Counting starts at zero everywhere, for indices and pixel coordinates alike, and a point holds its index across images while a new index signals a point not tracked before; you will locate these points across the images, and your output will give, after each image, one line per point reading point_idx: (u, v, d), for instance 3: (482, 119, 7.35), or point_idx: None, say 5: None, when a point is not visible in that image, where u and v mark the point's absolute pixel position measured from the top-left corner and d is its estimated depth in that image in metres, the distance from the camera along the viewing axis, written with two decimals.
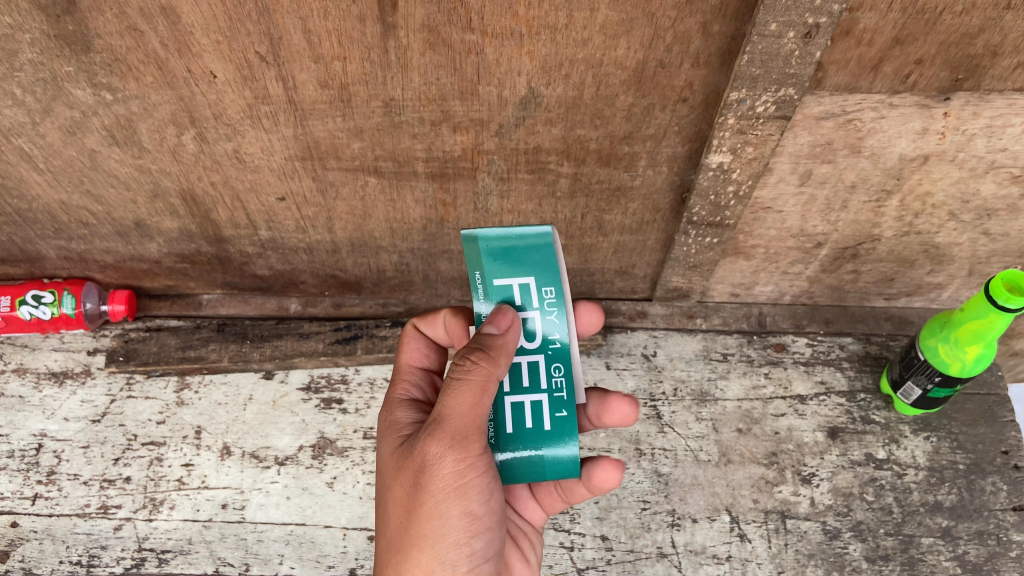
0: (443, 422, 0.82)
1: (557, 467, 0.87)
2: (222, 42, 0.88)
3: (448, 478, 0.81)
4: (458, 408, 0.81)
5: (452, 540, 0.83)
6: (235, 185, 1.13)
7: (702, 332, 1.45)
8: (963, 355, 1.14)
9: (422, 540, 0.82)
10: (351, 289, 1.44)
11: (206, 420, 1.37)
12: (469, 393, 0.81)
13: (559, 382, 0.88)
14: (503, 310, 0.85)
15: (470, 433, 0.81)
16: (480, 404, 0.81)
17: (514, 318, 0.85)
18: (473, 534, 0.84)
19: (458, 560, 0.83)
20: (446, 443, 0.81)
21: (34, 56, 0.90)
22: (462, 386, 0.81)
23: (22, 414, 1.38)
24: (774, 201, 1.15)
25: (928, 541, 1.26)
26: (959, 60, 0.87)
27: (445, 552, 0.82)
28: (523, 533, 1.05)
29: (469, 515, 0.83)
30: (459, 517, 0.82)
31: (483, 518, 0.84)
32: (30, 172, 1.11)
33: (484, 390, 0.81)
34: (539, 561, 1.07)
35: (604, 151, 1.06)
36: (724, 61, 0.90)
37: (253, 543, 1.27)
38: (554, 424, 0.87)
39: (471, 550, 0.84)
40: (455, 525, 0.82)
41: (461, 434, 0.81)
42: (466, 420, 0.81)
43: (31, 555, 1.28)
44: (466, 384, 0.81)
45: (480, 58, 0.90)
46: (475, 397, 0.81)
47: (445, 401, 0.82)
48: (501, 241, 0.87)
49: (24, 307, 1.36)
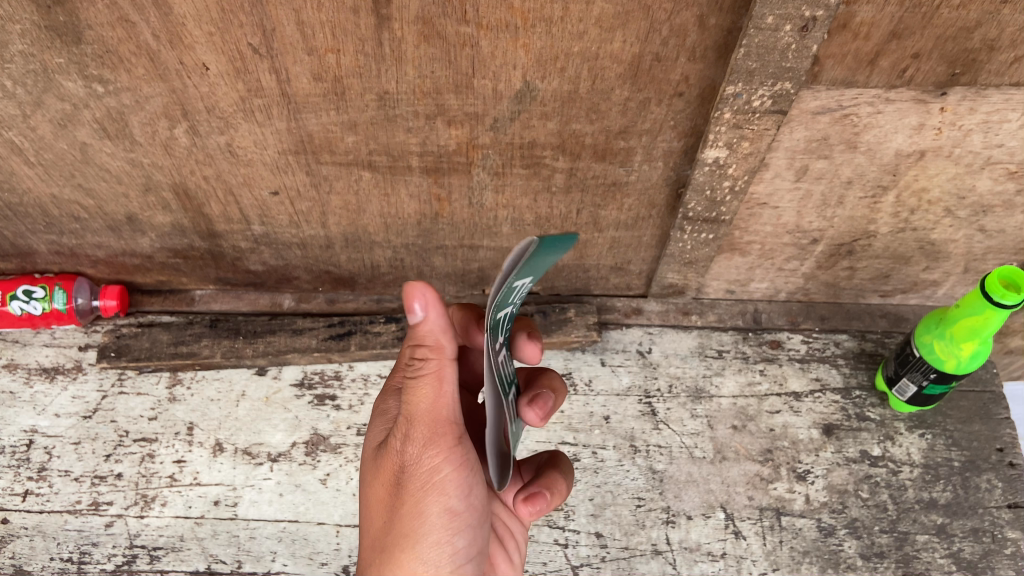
0: (411, 421, 0.80)
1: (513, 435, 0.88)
2: (215, 34, 0.87)
3: (423, 476, 0.80)
4: (422, 404, 0.79)
5: (432, 538, 0.82)
6: (228, 179, 1.12)
7: (697, 329, 1.44)
8: (959, 352, 1.14)
9: (402, 539, 0.82)
10: (345, 285, 1.43)
11: (199, 416, 1.36)
12: (427, 388, 0.78)
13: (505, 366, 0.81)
14: (413, 293, 0.73)
15: (440, 428, 0.80)
16: (441, 397, 0.79)
17: (427, 300, 0.73)
18: (453, 531, 0.83)
19: (441, 558, 0.83)
20: (418, 441, 0.80)
21: (25, 47, 0.89)
22: (421, 381, 0.78)
23: (12, 410, 1.37)
24: (769, 197, 1.15)
25: (923, 538, 1.26)
26: (956, 55, 0.87)
27: (428, 551, 0.82)
28: (510, 534, 1.06)
29: (448, 511, 0.83)
30: (438, 514, 0.82)
31: (462, 514, 0.84)
32: (20, 165, 1.10)
33: (442, 381, 0.78)
34: (523, 561, 1.08)
35: (600, 145, 1.06)
36: (720, 54, 0.90)
37: (245, 539, 1.26)
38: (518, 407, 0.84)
39: (453, 547, 0.84)
40: (434, 523, 0.82)
41: (431, 430, 0.80)
42: (433, 415, 0.79)
43: (21, 551, 1.27)
44: (422, 380, 0.78)
45: (475, 50, 0.89)
46: (436, 390, 0.78)
47: (409, 397, 0.80)
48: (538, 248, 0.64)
49: (15, 302, 1.35)
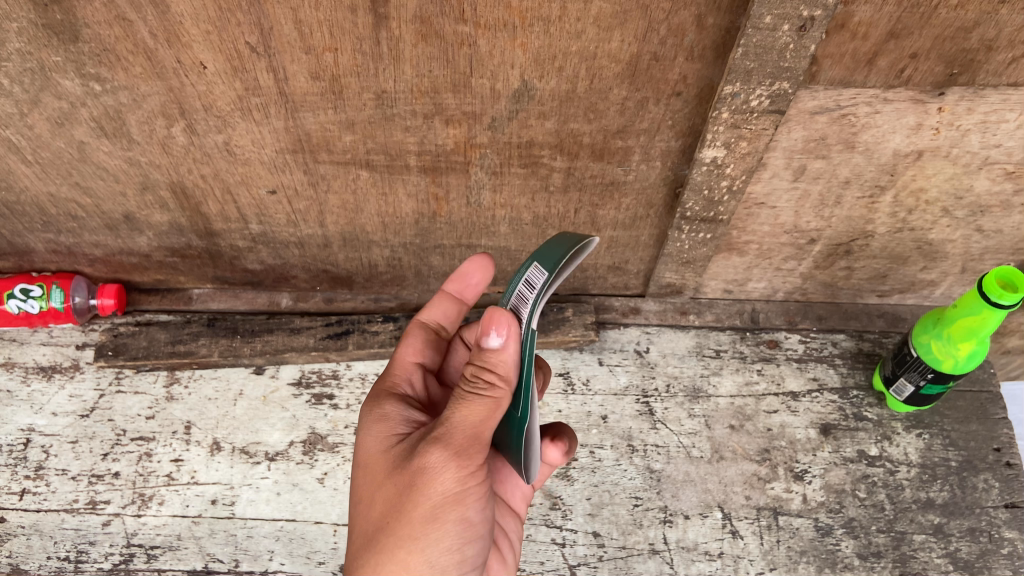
0: (452, 430, 0.81)
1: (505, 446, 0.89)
2: (212, 33, 0.87)
3: (449, 485, 0.80)
4: (469, 419, 0.81)
5: (444, 546, 0.82)
6: (225, 178, 1.12)
7: (695, 328, 1.44)
8: (956, 352, 1.14)
9: (411, 542, 0.81)
10: (343, 284, 1.43)
11: (196, 415, 1.36)
12: (484, 406, 0.80)
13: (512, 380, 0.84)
14: (496, 315, 0.80)
15: (477, 444, 0.81)
16: (491, 417, 0.81)
17: (510, 326, 0.80)
18: (465, 541, 0.83)
19: (446, 564, 0.82)
20: (452, 452, 0.80)
21: (22, 46, 0.89)
22: (478, 399, 0.80)
23: (9, 408, 1.37)
24: (767, 197, 1.15)
25: (920, 538, 1.26)
26: (954, 55, 0.87)
27: (435, 556, 0.82)
28: (503, 534, 1.06)
29: (465, 521, 0.83)
30: (455, 523, 0.82)
31: (477, 526, 0.85)
32: (18, 164, 1.10)
33: (498, 407, 0.80)
34: (516, 565, 1.08)
35: (598, 145, 1.06)
36: (718, 54, 0.90)
37: (242, 539, 1.26)
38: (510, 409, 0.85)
39: (461, 556, 0.84)
40: (448, 531, 0.82)
41: (468, 446, 0.81)
42: (476, 431, 0.81)
43: (18, 550, 1.27)
44: (481, 394, 0.80)
45: (473, 50, 0.89)
46: (488, 412, 0.80)
47: (458, 410, 0.81)
48: (550, 242, 0.83)
49: (12, 300, 1.34)
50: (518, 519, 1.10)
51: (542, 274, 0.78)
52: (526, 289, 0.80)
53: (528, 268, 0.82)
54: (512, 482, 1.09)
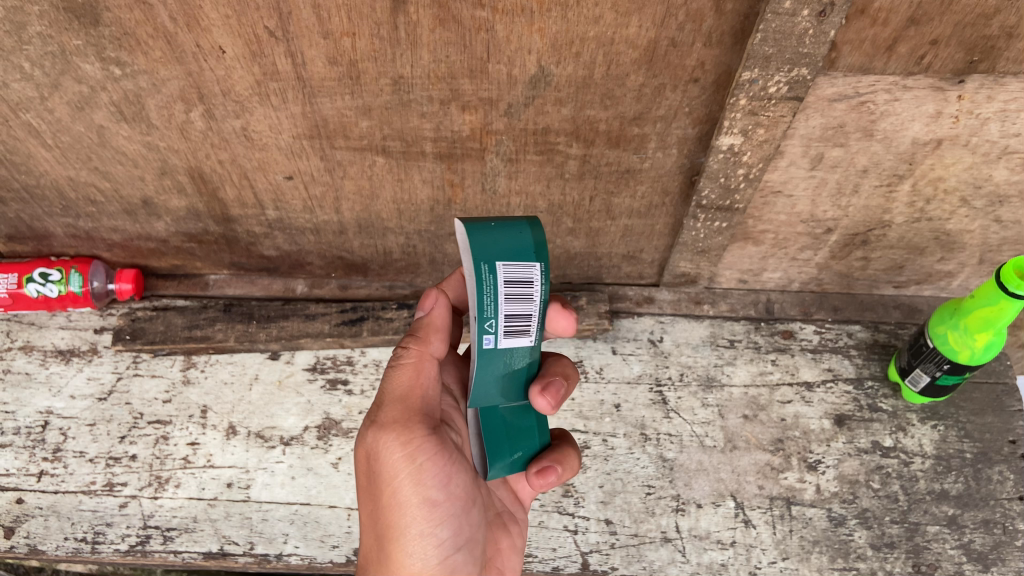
0: (385, 406, 0.86)
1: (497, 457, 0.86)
2: (232, 17, 0.87)
3: (396, 466, 0.85)
4: (398, 389, 0.87)
5: (415, 531, 0.87)
6: (242, 163, 1.13)
7: (709, 318, 1.44)
8: (973, 343, 1.13)
9: (386, 530, 0.87)
10: (357, 271, 1.44)
11: (213, 399, 1.37)
12: (407, 372, 0.87)
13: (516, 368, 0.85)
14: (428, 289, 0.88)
15: (411, 414, 0.85)
16: (417, 379, 0.87)
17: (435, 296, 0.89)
18: (435, 521, 0.87)
19: (426, 549, 0.86)
20: (390, 428, 0.84)
21: (43, 29, 0.90)
22: (401, 367, 0.87)
23: (28, 391, 1.39)
24: (784, 184, 1.14)
25: (934, 529, 1.26)
26: (974, 42, 0.86)
27: (411, 542, 0.86)
28: (512, 519, 1.04)
29: (427, 501, 0.86)
30: (418, 506, 0.86)
31: (442, 504, 0.87)
32: (38, 148, 1.11)
33: (421, 368, 0.87)
34: (523, 548, 1.05)
35: (614, 132, 1.05)
36: (737, 40, 0.89)
37: (258, 521, 1.28)
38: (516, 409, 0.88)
39: (437, 538, 0.87)
40: (415, 515, 0.86)
41: (402, 419, 0.85)
42: (406, 401, 0.86)
43: (36, 531, 1.29)
44: (403, 364, 0.87)
45: (490, 34, 0.89)
46: (412, 376, 0.87)
47: (389, 380, 0.88)
48: (492, 238, 0.79)
49: (31, 284, 1.36)
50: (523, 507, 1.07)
51: (538, 265, 0.80)
52: (529, 286, 0.79)
53: (508, 270, 0.78)
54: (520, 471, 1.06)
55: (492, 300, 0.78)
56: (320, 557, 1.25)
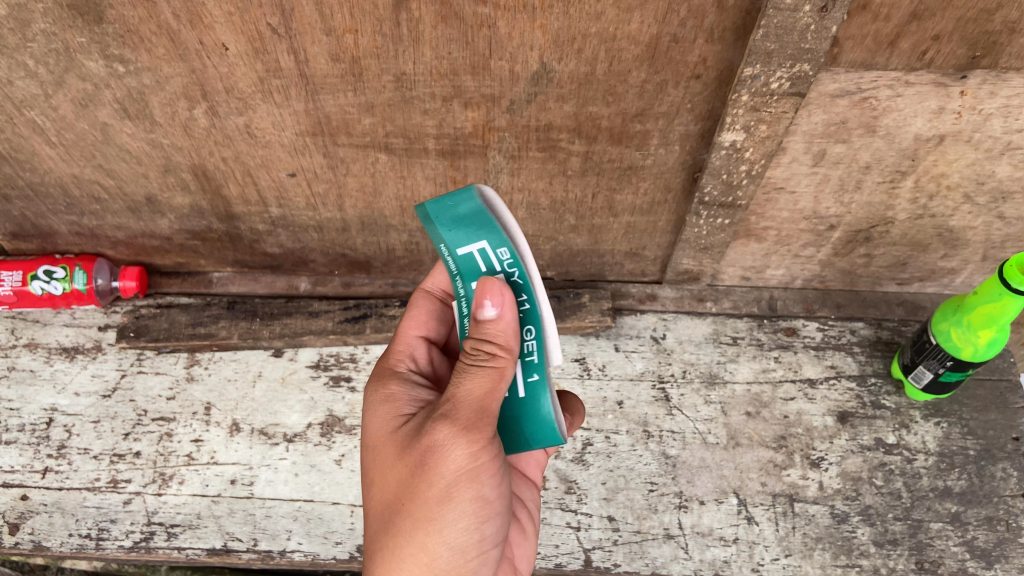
0: (457, 405, 0.79)
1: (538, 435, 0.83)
2: (234, 14, 0.88)
3: (461, 465, 0.80)
4: (476, 392, 0.78)
5: (460, 526, 0.83)
6: (246, 160, 1.13)
7: (712, 316, 1.44)
8: (976, 340, 1.13)
9: (428, 524, 0.81)
10: (361, 269, 1.45)
11: (216, 396, 1.38)
12: (487, 378, 0.77)
13: (530, 345, 0.81)
14: (489, 285, 0.75)
15: (484, 418, 0.79)
16: (496, 389, 0.78)
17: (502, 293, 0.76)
18: (482, 518, 0.84)
19: (467, 543, 0.84)
20: (460, 428, 0.79)
21: (47, 27, 0.90)
22: (484, 371, 0.77)
23: (32, 388, 1.40)
24: (786, 181, 1.14)
25: (937, 526, 1.26)
26: (976, 37, 0.86)
27: (453, 538, 0.82)
28: (521, 504, 1.06)
29: (480, 500, 0.83)
30: (471, 503, 0.82)
31: (492, 503, 0.85)
32: (43, 145, 1.11)
33: (504, 376, 0.78)
34: (535, 530, 1.08)
35: (616, 129, 1.05)
36: (739, 36, 0.89)
37: (261, 518, 1.28)
38: (527, 389, 0.81)
39: (479, 533, 0.85)
40: (465, 512, 0.82)
41: (474, 421, 0.79)
42: (484, 406, 0.79)
43: (40, 527, 1.30)
44: (485, 369, 0.78)
45: (493, 31, 0.89)
46: (493, 384, 0.78)
47: (465, 381, 0.79)
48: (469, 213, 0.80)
49: (36, 282, 1.36)
50: (534, 487, 1.10)
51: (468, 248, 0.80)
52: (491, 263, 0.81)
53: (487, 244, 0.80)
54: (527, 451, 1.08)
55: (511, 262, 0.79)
56: (323, 553, 1.26)
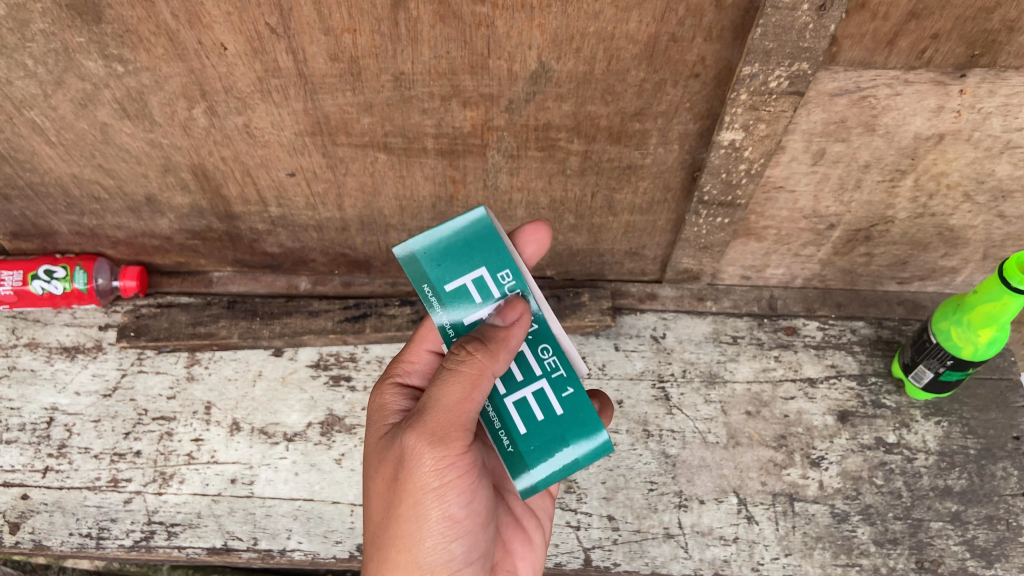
0: (428, 417, 0.80)
1: (584, 449, 0.84)
2: (233, 14, 0.88)
3: (428, 480, 0.81)
4: (446, 402, 0.80)
5: (430, 543, 0.83)
6: (245, 160, 1.13)
7: (712, 315, 1.44)
8: (976, 338, 1.12)
9: (398, 540, 0.82)
10: (361, 269, 1.45)
11: (216, 396, 1.38)
12: (459, 386, 0.78)
13: (552, 362, 0.86)
14: (514, 303, 0.82)
15: (454, 430, 0.80)
16: (468, 397, 0.79)
17: (524, 311, 0.82)
18: (452, 535, 0.84)
19: (437, 561, 0.83)
20: (428, 440, 0.80)
21: (46, 27, 0.90)
22: (456, 380, 0.78)
23: (33, 387, 1.40)
24: (785, 180, 1.14)
25: (937, 525, 1.26)
26: (975, 36, 0.86)
27: (423, 554, 0.83)
28: (529, 514, 1.04)
29: (449, 517, 0.83)
30: (438, 520, 0.83)
31: (462, 521, 0.85)
32: (42, 145, 1.12)
33: (477, 385, 0.79)
34: (546, 541, 1.06)
35: (615, 128, 1.05)
36: (737, 35, 0.89)
37: (261, 517, 1.28)
38: (563, 405, 0.85)
39: (450, 552, 0.84)
40: (432, 528, 0.83)
41: (443, 433, 0.80)
42: (453, 418, 0.80)
43: (41, 526, 1.30)
44: (458, 375, 0.78)
45: (491, 30, 0.89)
46: (467, 393, 0.79)
47: (434, 392, 0.80)
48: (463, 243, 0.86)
49: (36, 281, 1.37)
50: (548, 498, 1.08)
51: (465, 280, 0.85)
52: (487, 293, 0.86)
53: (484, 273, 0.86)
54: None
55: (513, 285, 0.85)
56: (323, 552, 1.26)
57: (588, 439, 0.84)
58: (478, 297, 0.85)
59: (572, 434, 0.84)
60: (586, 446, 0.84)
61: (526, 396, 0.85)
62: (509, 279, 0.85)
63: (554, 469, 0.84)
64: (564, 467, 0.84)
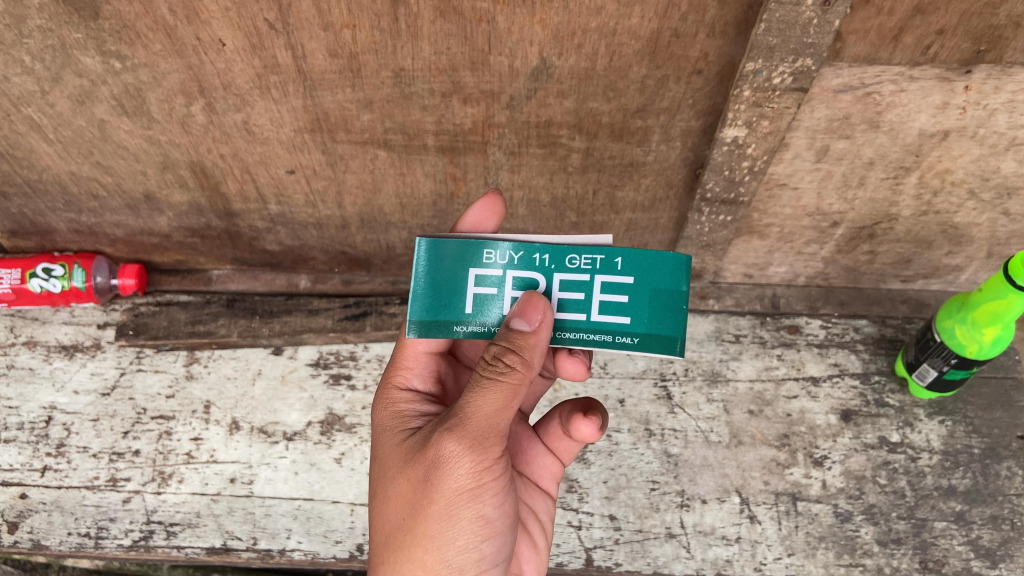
0: (465, 421, 0.79)
1: (673, 281, 0.83)
2: (231, 9, 0.87)
3: (464, 482, 0.79)
4: (484, 409, 0.78)
5: (461, 544, 0.80)
6: (244, 157, 1.13)
7: (714, 313, 1.43)
8: (981, 337, 1.11)
9: (427, 540, 0.79)
10: (360, 267, 1.44)
11: (216, 395, 1.37)
12: (500, 394, 0.78)
13: (586, 258, 0.84)
14: (535, 302, 0.80)
15: (491, 434, 0.79)
16: (509, 404, 0.78)
17: (547, 312, 0.80)
18: (483, 538, 0.81)
19: (466, 563, 0.80)
20: (466, 444, 0.78)
21: (44, 22, 0.89)
22: (496, 386, 0.78)
23: (31, 386, 1.39)
24: (789, 177, 1.13)
25: (941, 525, 1.25)
26: (981, 31, 0.85)
27: (453, 556, 0.80)
28: (534, 518, 1.01)
29: (482, 518, 0.81)
30: (472, 520, 0.80)
31: (495, 522, 0.82)
32: (40, 142, 1.11)
33: (516, 394, 0.79)
34: (547, 545, 1.04)
35: (617, 125, 1.04)
36: (741, 30, 0.88)
37: (260, 517, 1.28)
38: (624, 269, 0.83)
39: (480, 553, 0.81)
40: (465, 528, 0.80)
41: (481, 436, 0.78)
42: (491, 421, 0.78)
43: (39, 526, 1.30)
44: (498, 385, 0.78)
45: (492, 26, 0.88)
46: (506, 400, 0.78)
47: (472, 399, 0.79)
48: (442, 272, 0.85)
49: (34, 280, 1.36)
50: (549, 499, 1.04)
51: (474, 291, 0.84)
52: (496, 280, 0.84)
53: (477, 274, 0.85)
54: (537, 460, 1.03)
55: (502, 256, 0.84)
56: (323, 552, 1.26)
57: (667, 272, 0.83)
58: (495, 289, 0.84)
59: (655, 281, 0.83)
60: (673, 280, 0.83)
61: (601, 300, 0.83)
62: (492, 250, 0.84)
63: (665, 320, 0.83)
64: (674, 307, 0.83)
